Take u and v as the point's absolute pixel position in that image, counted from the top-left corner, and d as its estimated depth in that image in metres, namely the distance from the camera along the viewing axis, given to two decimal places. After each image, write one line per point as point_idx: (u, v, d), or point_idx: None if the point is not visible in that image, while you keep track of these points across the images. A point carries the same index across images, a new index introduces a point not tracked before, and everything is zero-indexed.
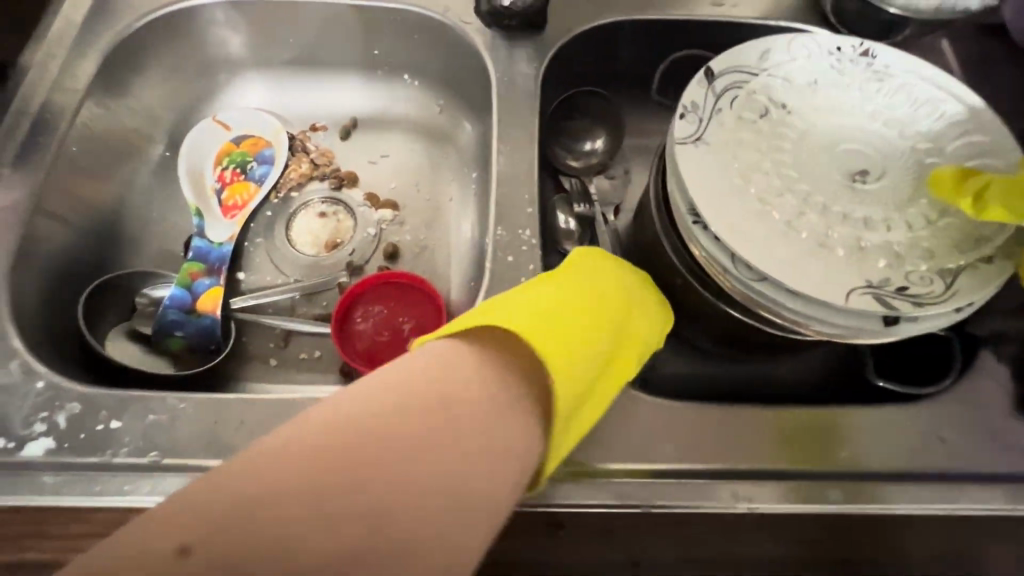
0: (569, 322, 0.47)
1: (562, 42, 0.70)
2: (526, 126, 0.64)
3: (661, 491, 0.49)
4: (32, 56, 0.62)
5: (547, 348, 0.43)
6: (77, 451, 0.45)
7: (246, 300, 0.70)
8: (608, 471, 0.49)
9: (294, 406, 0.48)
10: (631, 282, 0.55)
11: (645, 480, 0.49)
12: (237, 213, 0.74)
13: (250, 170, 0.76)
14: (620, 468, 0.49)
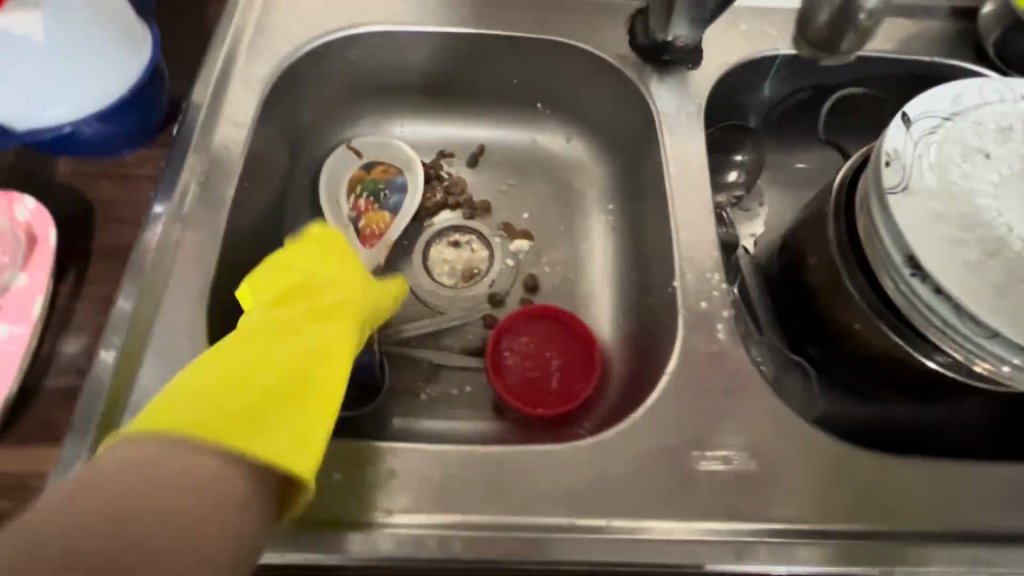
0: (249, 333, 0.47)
1: (718, 77, 0.69)
2: (697, 166, 0.63)
3: (907, 556, 0.46)
4: (201, 91, 0.61)
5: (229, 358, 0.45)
6: (303, 504, 0.44)
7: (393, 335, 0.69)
8: (846, 534, 0.46)
9: (510, 460, 0.47)
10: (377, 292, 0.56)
11: (890, 544, 0.46)
12: (376, 243, 0.72)
13: (385, 199, 0.74)
14: (861, 531, 0.46)
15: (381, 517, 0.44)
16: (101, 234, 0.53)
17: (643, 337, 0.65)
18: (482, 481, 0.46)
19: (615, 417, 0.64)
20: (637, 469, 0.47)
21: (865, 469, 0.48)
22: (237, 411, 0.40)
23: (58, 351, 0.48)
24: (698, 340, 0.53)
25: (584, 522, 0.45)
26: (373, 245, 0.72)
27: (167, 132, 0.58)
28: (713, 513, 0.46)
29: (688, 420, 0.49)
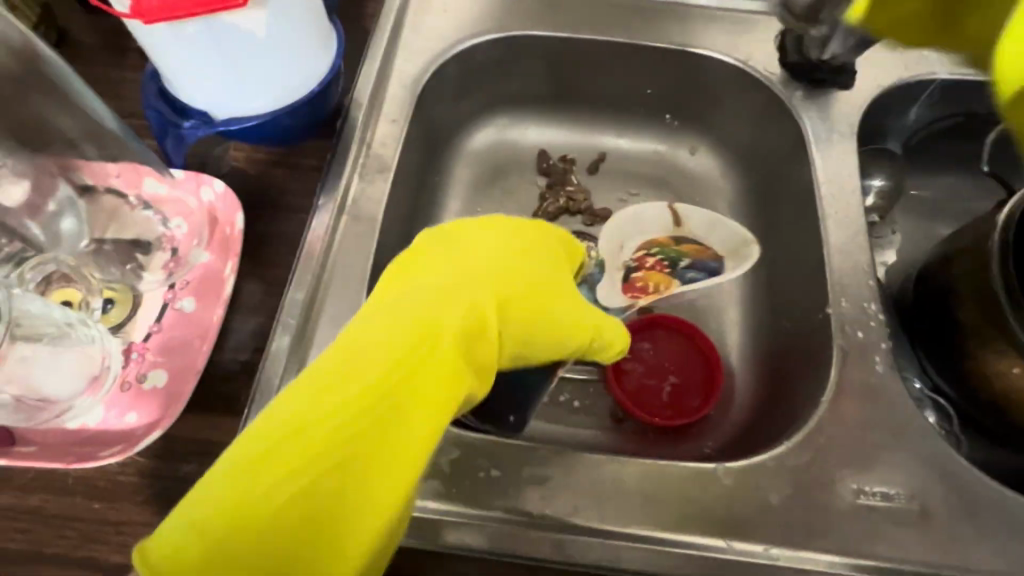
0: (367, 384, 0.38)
1: (870, 99, 0.67)
2: (849, 191, 0.61)
3: None
4: (363, 87, 0.63)
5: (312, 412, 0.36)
6: (463, 498, 0.46)
7: None
8: None
9: (664, 471, 0.47)
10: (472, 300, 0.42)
11: None
12: (636, 297, 0.66)
13: (681, 270, 0.67)
14: None
15: (539, 517, 0.45)
16: (274, 220, 0.55)
17: (776, 360, 0.64)
18: (638, 492, 0.46)
19: (741, 438, 0.63)
20: (792, 497, 0.47)
21: None
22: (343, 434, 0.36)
23: (234, 328, 0.51)
24: (853, 371, 0.52)
25: (738, 544, 0.45)
26: (629, 295, 0.67)
27: (332, 125, 0.61)
28: (873, 550, 0.45)
29: (844, 453, 0.48)
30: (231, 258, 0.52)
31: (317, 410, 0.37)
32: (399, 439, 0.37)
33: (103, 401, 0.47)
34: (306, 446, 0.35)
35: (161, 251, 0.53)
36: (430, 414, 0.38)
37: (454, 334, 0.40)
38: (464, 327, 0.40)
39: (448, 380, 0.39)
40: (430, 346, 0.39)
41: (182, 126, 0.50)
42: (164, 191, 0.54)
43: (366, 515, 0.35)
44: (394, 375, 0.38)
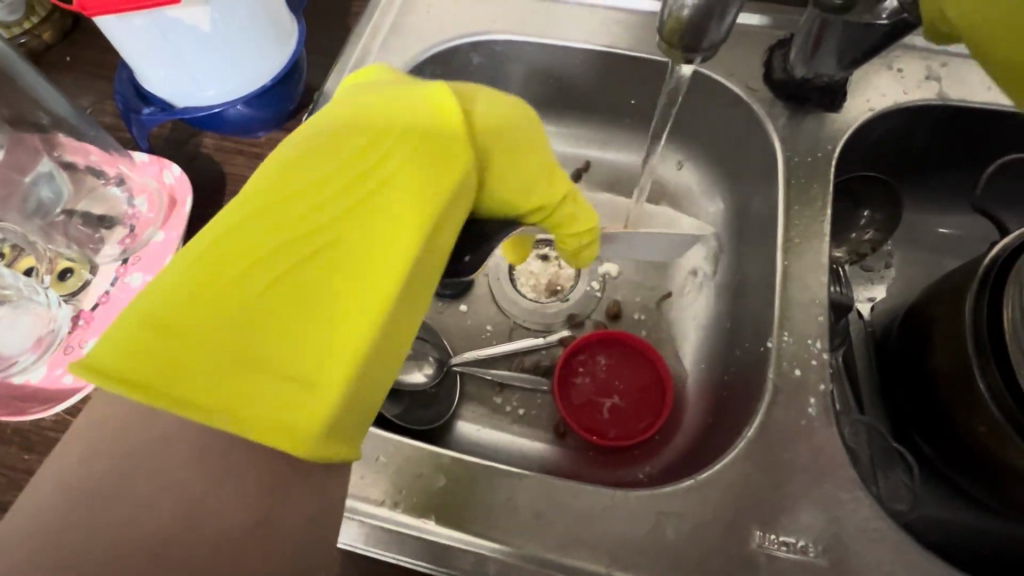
0: (342, 174, 0.37)
1: (859, 123, 0.62)
2: (816, 219, 0.57)
3: None
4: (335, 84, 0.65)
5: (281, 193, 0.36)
6: (354, 492, 0.46)
7: (469, 356, 0.67)
8: None
9: (560, 489, 0.46)
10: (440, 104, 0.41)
11: None
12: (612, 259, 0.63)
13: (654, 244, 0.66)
14: None
15: (424, 521, 0.45)
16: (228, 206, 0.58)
17: (724, 388, 0.61)
18: (528, 507, 0.45)
19: (677, 466, 0.60)
20: (689, 533, 0.45)
21: None
22: (309, 215, 0.35)
23: None
24: (782, 411, 0.49)
25: (622, 574, 0.43)
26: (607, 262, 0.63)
27: (298, 119, 0.63)
28: None
29: (754, 494, 0.46)
30: (180, 237, 0.55)
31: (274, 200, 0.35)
32: (376, 221, 0.36)
33: (47, 361, 0.50)
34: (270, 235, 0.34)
35: (121, 226, 0.56)
36: (421, 188, 0.37)
37: (428, 130, 0.39)
38: (438, 126, 0.40)
39: (427, 173, 0.38)
40: (396, 147, 0.38)
41: (142, 111, 0.54)
42: (130, 171, 0.58)
43: (353, 283, 0.34)
44: (362, 170, 0.37)
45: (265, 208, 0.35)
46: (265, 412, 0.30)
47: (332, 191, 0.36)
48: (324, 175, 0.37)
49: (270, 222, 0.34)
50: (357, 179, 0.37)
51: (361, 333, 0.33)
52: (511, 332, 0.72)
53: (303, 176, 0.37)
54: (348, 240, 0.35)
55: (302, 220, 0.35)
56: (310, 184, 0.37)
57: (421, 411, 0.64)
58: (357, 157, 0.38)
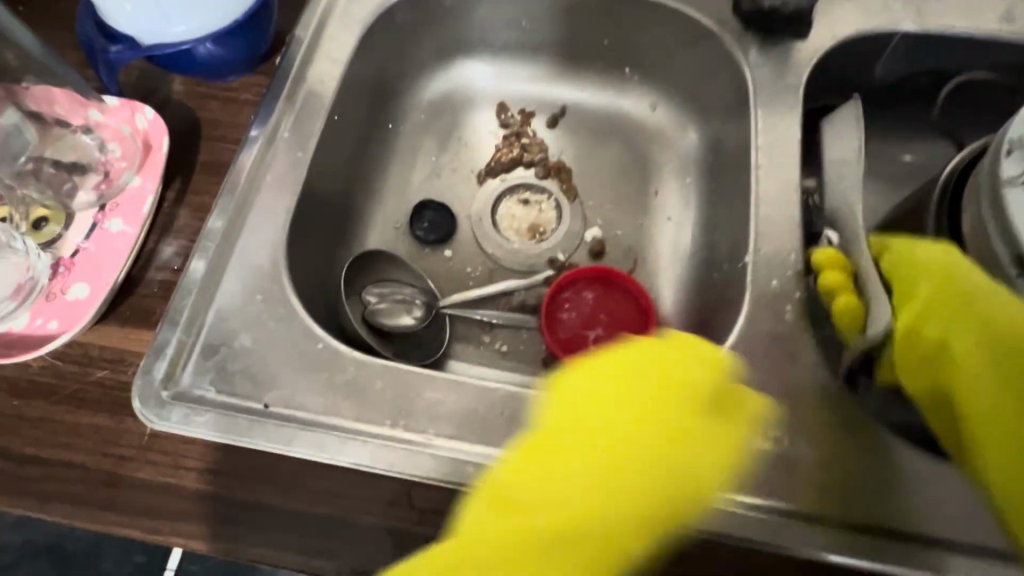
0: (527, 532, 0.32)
1: (824, 51, 0.64)
2: (787, 143, 0.59)
3: (954, 560, 0.43)
4: (306, 25, 0.64)
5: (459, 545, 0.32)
6: (354, 416, 0.47)
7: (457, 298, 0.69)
8: (889, 531, 0.44)
9: None
10: (649, 368, 0.36)
11: (940, 548, 0.44)
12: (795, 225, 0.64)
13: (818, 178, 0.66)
14: (906, 529, 0.44)
15: (428, 438, 0.46)
16: (206, 150, 0.57)
17: (706, 312, 0.64)
18: (526, 419, 0.47)
19: None
20: None
21: (923, 469, 0.46)
22: (492, 545, 0.32)
23: (159, 250, 0.53)
24: (762, 319, 0.51)
25: None
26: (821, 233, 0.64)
27: (271, 62, 0.62)
28: (756, 488, 0.45)
29: None
30: (157, 184, 0.54)
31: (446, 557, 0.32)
32: None
33: (30, 309, 0.50)
34: (566, 436, 0.34)
35: (94, 173, 0.55)
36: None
37: (629, 463, 0.33)
38: (610, 484, 0.33)
39: (600, 526, 0.32)
40: (583, 478, 0.33)
41: (110, 50, 0.52)
42: (102, 118, 0.56)
43: None
44: (554, 523, 0.32)
45: (449, 550, 0.32)
46: None
47: (512, 530, 0.32)
48: (524, 492, 0.33)
49: (450, 557, 0.32)
50: (496, 517, 0.33)
51: None
52: (491, 274, 0.73)
53: (476, 532, 0.33)
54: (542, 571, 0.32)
55: (501, 567, 0.31)
56: (497, 521, 0.33)
57: (415, 352, 0.66)
58: (494, 517, 0.33)
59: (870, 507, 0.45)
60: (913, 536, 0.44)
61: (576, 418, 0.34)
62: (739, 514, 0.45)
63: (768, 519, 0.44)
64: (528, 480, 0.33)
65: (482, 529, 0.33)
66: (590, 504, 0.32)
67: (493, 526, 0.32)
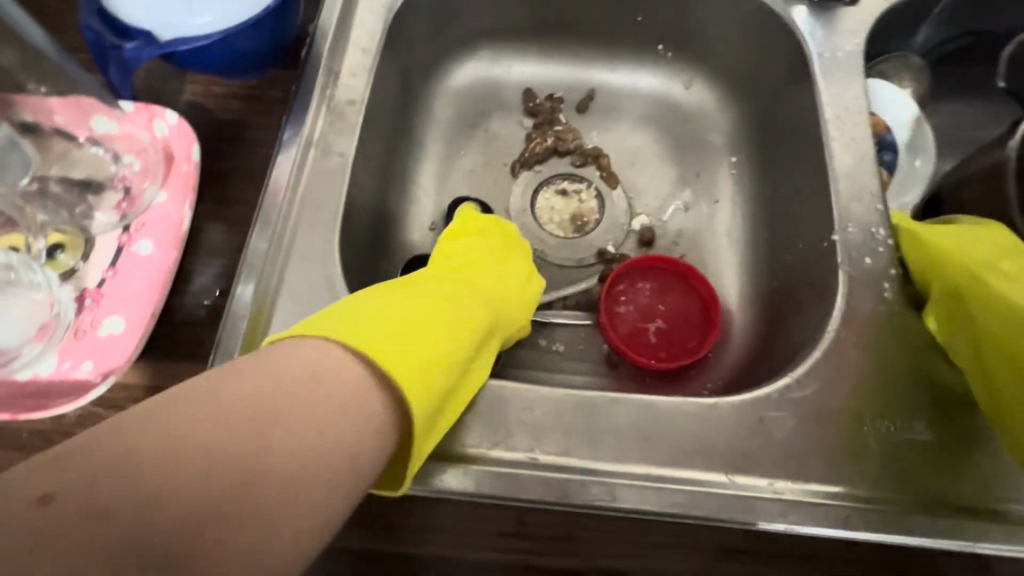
0: (454, 330, 0.43)
1: (877, 15, 0.62)
2: (854, 112, 0.57)
3: None
4: (330, 11, 0.58)
5: (413, 318, 0.41)
6: (444, 441, 0.42)
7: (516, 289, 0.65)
8: (994, 512, 0.42)
9: (663, 407, 0.44)
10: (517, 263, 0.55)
11: None
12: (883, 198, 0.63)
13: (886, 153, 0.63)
14: (1008, 508, 0.42)
15: (532, 458, 0.42)
16: (236, 156, 0.51)
17: (777, 296, 0.61)
18: (633, 428, 0.43)
19: (740, 379, 0.60)
20: (798, 428, 0.44)
21: None
22: (405, 312, 0.41)
23: (196, 271, 0.47)
24: (861, 300, 0.49)
25: (740, 479, 0.42)
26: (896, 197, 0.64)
27: (296, 55, 0.56)
28: (880, 479, 0.43)
29: (852, 383, 0.45)
30: (189, 199, 0.48)
31: (410, 321, 0.40)
32: (427, 354, 0.39)
33: (57, 349, 0.43)
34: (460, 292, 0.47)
35: (113, 190, 0.48)
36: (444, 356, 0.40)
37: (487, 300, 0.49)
38: (483, 314, 0.47)
39: (461, 335, 0.43)
40: (473, 304, 0.46)
41: (124, 48, 0.45)
42: (117, 128, 0.50)
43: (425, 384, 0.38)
44: (450, 318, 0.43)
45: (395, 321, 0.39)
46: (402, 382, 0.36)
47: (446, 318, 0.43)
48: (428, 293, 0.45)
49: (401, 316, 0.40)
50: (428, 310, 0.43)
51: (423, 401, 0.37)
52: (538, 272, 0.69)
53: (395, 300, 0.42)
54: (441, 344, 0.41)
55: (431, 336, 0.41)
56: (411, 297, 0.44)
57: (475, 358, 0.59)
58: (417, 300, 0.43)
59: (1004, 488, 0.42)
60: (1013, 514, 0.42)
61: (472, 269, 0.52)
62: (875, 512, 0.41)
63: (899, 512, 0.42)
64: (433, 300, 0.44)
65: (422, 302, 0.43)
66: (471, 320, 0.45)
67: (396, 300, 0.42)
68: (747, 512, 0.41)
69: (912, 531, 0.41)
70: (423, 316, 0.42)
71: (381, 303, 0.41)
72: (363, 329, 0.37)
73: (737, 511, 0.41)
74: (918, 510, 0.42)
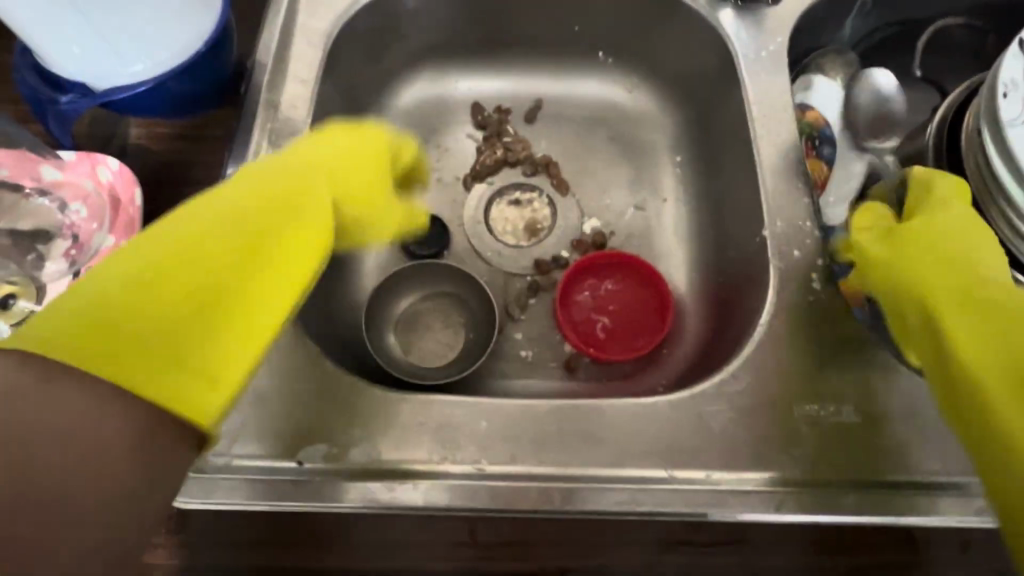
0: (251, 262, 0.40)
1: (800, 13, 0.64)
2: (780, 109, 0.59)
3: None
4: (268, 46, 0.59)
5: (164, 277, 0.36)
6: (394, 457, 0.44)
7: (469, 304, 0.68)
8: (921, 484, 0.45)
9: (604, 409, 0.46)
10: (329, 153, 0.50)
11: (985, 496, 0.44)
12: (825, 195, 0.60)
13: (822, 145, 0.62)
14: (934, 480, 0.45)
15: (478, 468, 0.44)
16: (183, 196, 0.53)
17: (722, 290, 0.63)
18: (577, 431, 0.45)
19: (692, 373, 0.62)
20: (734, 420, 0.46)
21: None
22: (174, 261, 0.38)
23: None
24: (790, 292, 0.51)
25: (680, 473, 0.44)
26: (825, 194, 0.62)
27: (236, 91, 0.57)
28: (812, 462, 0.45)
29: (783, 373, 0.48)
30: (135, 242, 0.49)
31: (151, 275, 0.36)
32: (209, 302, 0.37)
33: None
34: (235, 216, 0.42)
35: (62, 238, 0.50)
36: (236, 317, 0.37)
37: (265, 184, 0.45)
38: (270, 241, 0.42)
39: (228, 263, 0.39)
40: (232, 205, 0.43)
41: (59, 101, 0.47)
42: (61, 176, 0.51)
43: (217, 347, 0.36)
44: (231, 248, 0.40)
45: (159, 280, 0.36)
46: (166, 353, 0.33)
47: (225, 257, 0.39)
48: (188, 221, 0.41)
49: (154, 283, 0.36)
50: (196, 238, 0.39)
51: (206, 373, 0.34)
52: (493, 283, 0.71)
53: (151, 245, 0.38)
54: (218, 283, 0.38)
55: (206, 275, 0.38)
56: (181, 233, 0.40)
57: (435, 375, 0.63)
58: (226, 236, 0.41)
59: (930, 462, 0.45)
60: (938, 485, 0.44)
61: (267, 187, 0.45)
62: (806, 493, 0.44)
63: (829, 493, 0.44)
64: (220, 240, 0.40)
65: (237, 219, 0.42)
66: (257, 250, 0.41)
67: (156, 250, 0.38)
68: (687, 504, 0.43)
69: (840, 510, 0.43)
70: (179, 264, 0.38)
71: (149, 243, 0.38)
72: (133, 300, 0.35)
73: (676, 504, 0.43)
74: (849, 489, 0.44)
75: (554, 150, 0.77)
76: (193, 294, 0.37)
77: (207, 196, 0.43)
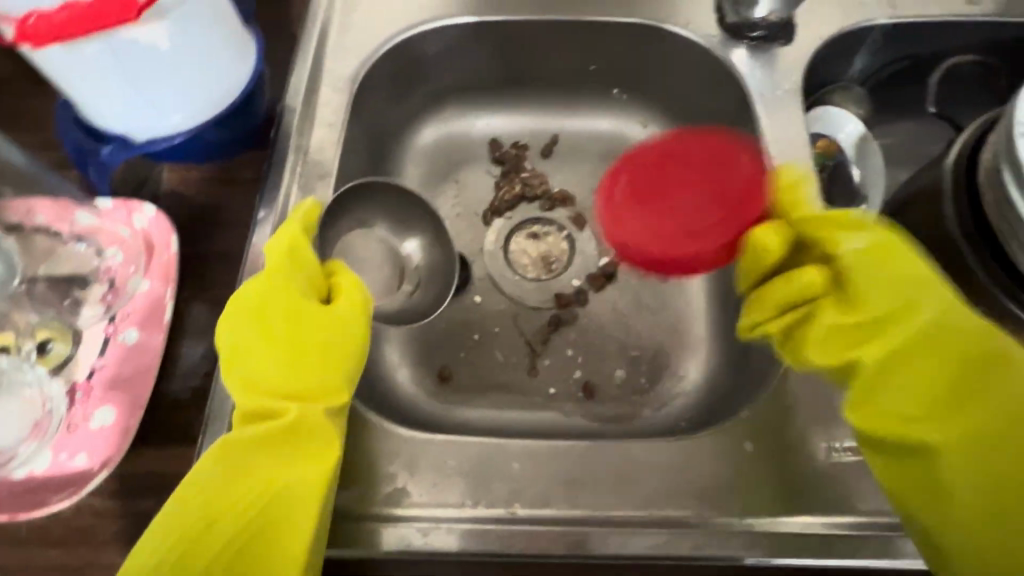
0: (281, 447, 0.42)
1: (812, 52, 0.66)
2: (795, 147, 0.60)
3: None
4: (297, 93, 0.61)
5: (197, 511, 0.39)
6: (432, 503, 0.44)
7: (496, 348, 0.69)
8: None
9: (631, 451, 0.46)
10: (296, 263, 0.48)
11: None
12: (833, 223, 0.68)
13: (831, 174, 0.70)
14: None
15: (511, 512, 0.44)
16: (213, 240, 0.54)
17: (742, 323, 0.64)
18: (607, 474, 0.45)
19: (714, 407, 0.62)
20: (760, 460, 0.46)
21: None
22: (201, 498, 0.39)
23: (181, 355, 0.49)
24: None
25: (711, 516, 0.44)
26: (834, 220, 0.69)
27: (265, 135, 0.58)
28: (839, 504, 0.45)
29: (811, 411, 0.47)
30: (170, 282, 0.50)
31: (190, 528, 0.38)
32: (218, 524, 0.39)
33: (51, 446, 0.46)
34: (257, 382, 0.44)
35: (98, 283, 0.51)
36: (292, 521, 0.39)
37: (273, 333, 0.45)
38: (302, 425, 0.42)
39: (258, 465, 0.41)
40: (262, 391, 0.44)
41: (101, 151, 0.49)
42: (96, 223, 0.52)
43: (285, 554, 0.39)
44: (264, 447, 0.41)
45: (195, 515, 0.39)
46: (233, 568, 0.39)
47: (245, 458, 0.41)
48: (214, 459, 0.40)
49: (199, 508, 0.39)
50: (232, 448, 0.41)
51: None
52: (513, 317, 0.71)
53: (209, 481, 0.40)
54: (238, 513, 0.39)
55: (254, 493, 0.40)
56: (216, 475, 0.40)
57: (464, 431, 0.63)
58: (242, 444, 0.41)
59: None
60: None
61: (268, 319, 0.45)
62: (834, 536, 0.44)
63: (858, 535, 0.44)
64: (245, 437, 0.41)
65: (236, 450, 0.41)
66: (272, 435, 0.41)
67: (206, 484, 0.40)
68: (720, 549, 0.43)
69: (866, 554, 0.43)
70: (222, 474, 0.40)
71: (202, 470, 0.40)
72: (190, 539, 0.38)
73: (710, 548, 0.43)
74: (877, 532, 0.44)
75: (571, 184, 0.78)
76: (222, 510, 0.39)
77: (240, 383, 0.44)
